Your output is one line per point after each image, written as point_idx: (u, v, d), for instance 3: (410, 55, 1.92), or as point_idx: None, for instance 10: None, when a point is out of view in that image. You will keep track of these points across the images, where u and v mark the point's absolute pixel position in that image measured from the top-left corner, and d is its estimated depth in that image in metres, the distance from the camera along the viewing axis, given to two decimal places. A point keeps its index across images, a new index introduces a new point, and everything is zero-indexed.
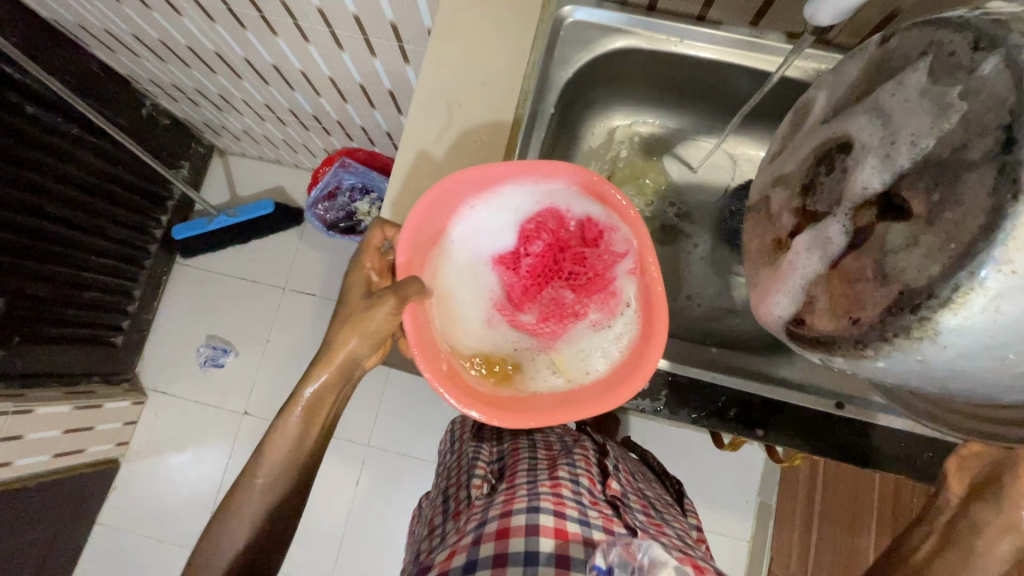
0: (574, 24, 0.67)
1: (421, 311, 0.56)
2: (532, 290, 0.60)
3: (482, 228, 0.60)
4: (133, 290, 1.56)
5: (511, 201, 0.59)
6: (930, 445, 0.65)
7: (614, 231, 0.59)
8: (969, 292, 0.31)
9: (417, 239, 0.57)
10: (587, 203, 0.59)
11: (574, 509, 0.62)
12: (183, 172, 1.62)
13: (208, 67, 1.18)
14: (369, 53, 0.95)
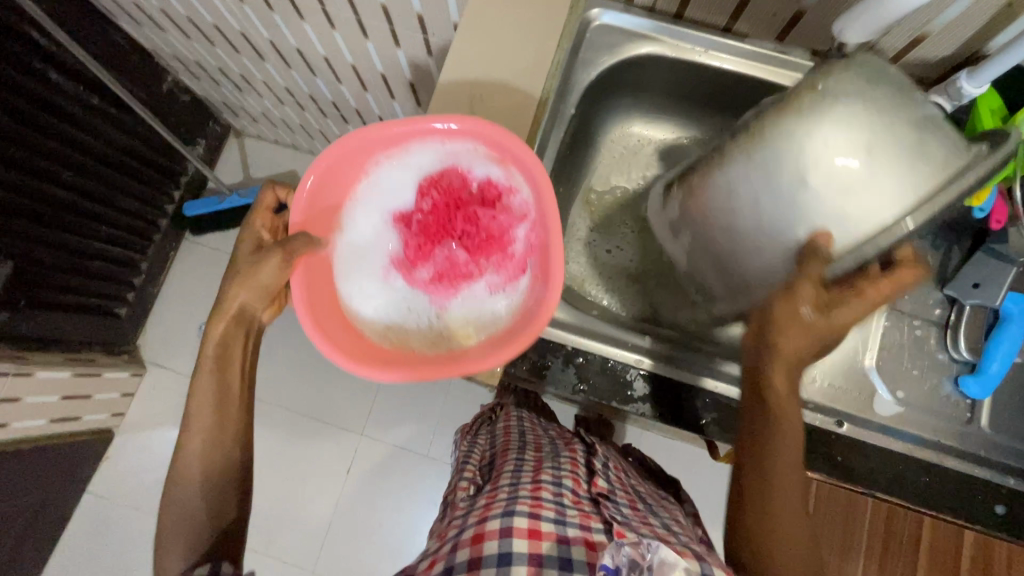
0: (600, 27, 0.68)
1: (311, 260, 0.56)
2: (427, 251, 0.57)
3: (384, 186, 0.59)
4: (140, 263, 1.57)
5: (412, 158, 0.58)
6: (929, 471, 0.66)
7: (512, 194, 0.57)
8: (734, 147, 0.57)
9: (313, 194, 0.57)
10: (486, 163, 0.57)
11: (552, 510, 0.61)
12: (199, 149, 1.63)
13: (233, 47, 1.19)
14: (393, 44, 0.95)
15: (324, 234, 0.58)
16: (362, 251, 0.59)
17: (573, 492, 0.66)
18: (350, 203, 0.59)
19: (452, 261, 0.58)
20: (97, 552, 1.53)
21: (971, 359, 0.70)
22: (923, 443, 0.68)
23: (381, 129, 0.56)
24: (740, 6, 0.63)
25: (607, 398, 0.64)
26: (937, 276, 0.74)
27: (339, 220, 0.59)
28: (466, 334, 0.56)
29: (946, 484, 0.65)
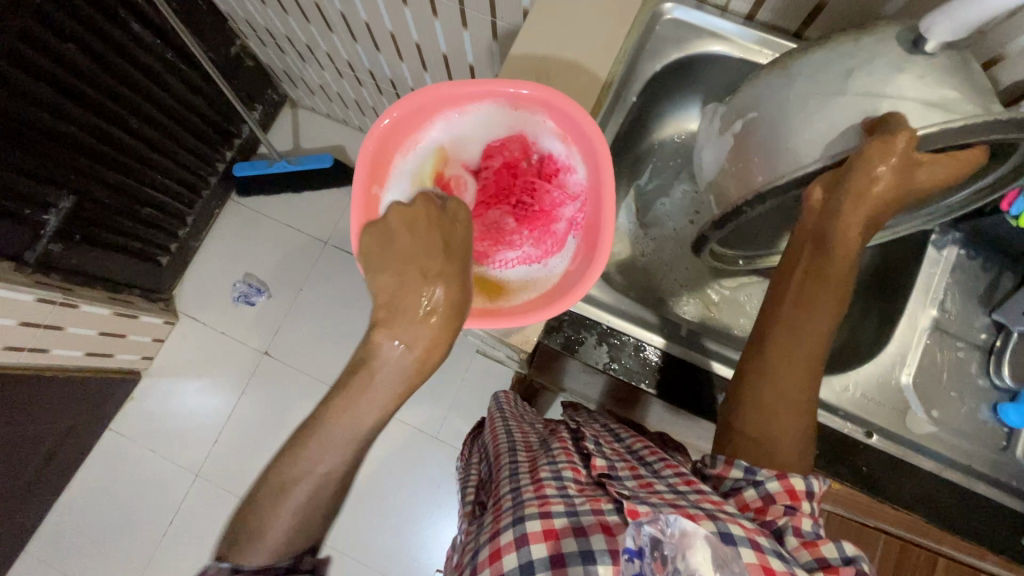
0: (671, 21, 0.69)
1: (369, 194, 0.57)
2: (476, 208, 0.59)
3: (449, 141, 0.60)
4: (187, 215, 1.63)
5: (482, 119, 0.59)
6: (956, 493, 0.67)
7: (570, 173, 0.59)
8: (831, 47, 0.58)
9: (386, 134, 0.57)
10: (554, 139, 0.59)
11: (561, 505, 0.53)
12: (256, 115, 1.69)
13: (305, 17, 1.23)
14: (461, 25, 0.98)
15: (385, 174, 0.58)
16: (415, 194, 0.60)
17: (577, 480, 0.59)
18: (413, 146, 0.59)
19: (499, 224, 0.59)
20: (111, 487, 1.58)
21: (1013, 387, 0.69)
22: (954, 465, 0.68)
23: (465, 85, 0.57)
24: (815, 10, 0.64)
25: (637, 380, 0.65)
26: (983, 301, 0.73)
27: (402, 165, 0.59)
28: (492, 295, 0.58)
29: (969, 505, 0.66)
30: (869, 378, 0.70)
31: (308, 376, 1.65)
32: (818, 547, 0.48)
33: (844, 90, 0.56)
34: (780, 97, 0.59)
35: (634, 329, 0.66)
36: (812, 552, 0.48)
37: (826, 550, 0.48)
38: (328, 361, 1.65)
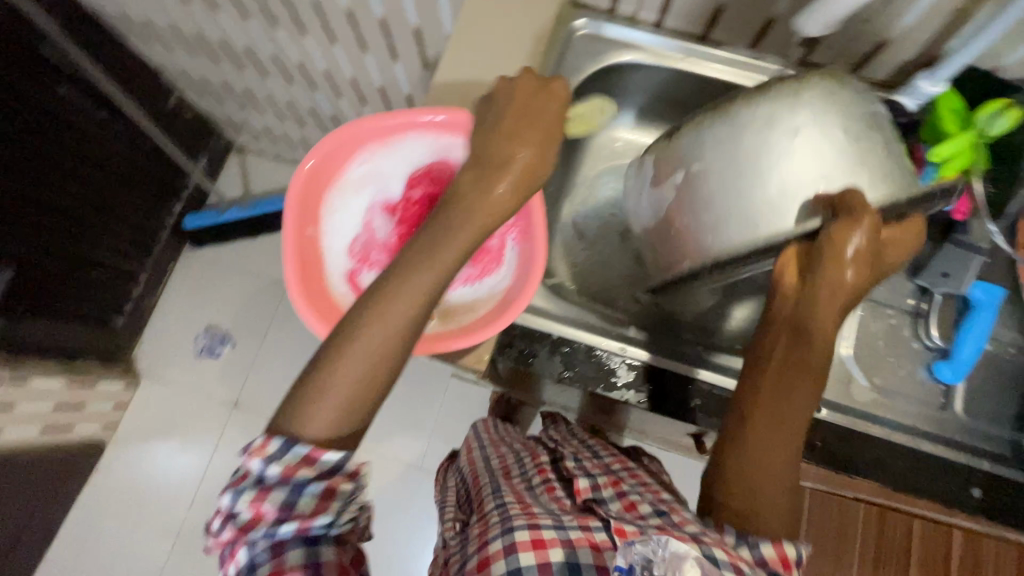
0: (585, 36, 0.71)
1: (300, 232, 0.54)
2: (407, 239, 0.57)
3: (373, 173, 0.58)
4: (139, 274, 1.59)
5: (408, 149, 0.58)
6: (914, 458, 0.65)
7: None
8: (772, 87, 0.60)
9: (308, 175, 0.55)
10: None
11: (549, 520, 0.56)
12: (201, 165, 1.67)
13: (238, 64, 1.24)
14: (390, 58, 1.00)
15: (311, 215, 0.56)
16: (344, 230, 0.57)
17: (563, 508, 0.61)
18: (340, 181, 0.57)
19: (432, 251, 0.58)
20: (84, 567, 1.50)
21: (944, 346, 0.73)
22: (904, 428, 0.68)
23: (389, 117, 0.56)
24: (715, 14, 0.68)
25: (590, 386, 0.64)
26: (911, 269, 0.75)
27: (327, 203, 0.57)
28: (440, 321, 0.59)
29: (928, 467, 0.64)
30: None
31: None
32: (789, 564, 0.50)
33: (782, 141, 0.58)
34: (720, 149, 0.60)
35: (584, 336, 0.64)
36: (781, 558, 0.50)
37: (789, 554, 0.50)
38: None
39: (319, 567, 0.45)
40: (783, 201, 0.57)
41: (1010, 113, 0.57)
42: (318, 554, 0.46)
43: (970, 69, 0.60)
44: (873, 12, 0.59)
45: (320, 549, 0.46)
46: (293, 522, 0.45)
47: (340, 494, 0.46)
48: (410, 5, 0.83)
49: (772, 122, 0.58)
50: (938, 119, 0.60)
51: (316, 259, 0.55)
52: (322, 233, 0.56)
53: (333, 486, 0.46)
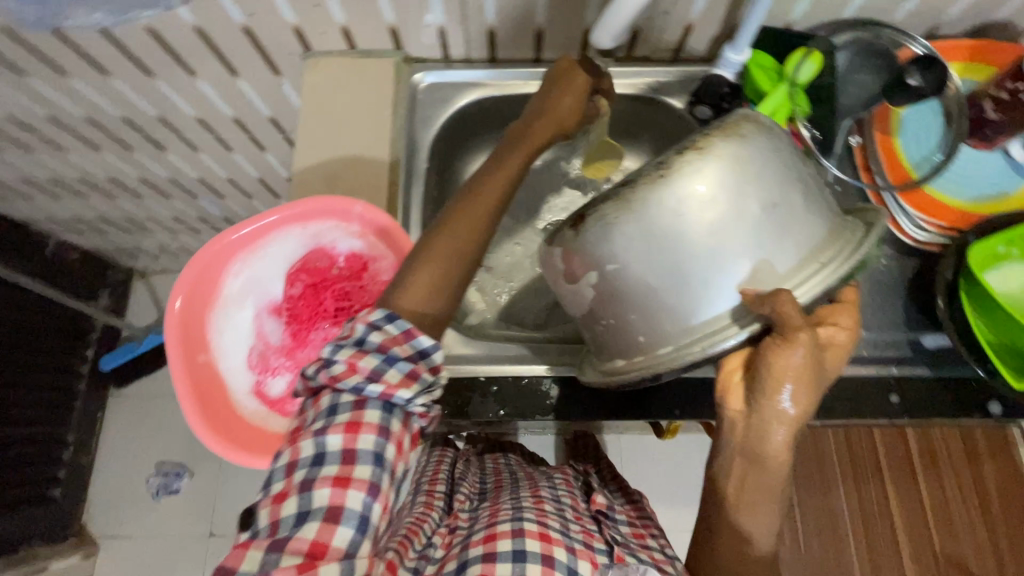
0: (428, 88, 0.74)
1: (190, 363, 0.53)
2: (301, 335, 0.56)
3: (252, 281, 0.56)
4: (66, 435, 1.47)
5: (277, 246, 0.57)
6: (850, 384, 0.61)
7: (379, 262, 0.56)
8: (685, 154, 0.47)
9: (182, 306, 0.53)
10: (352, 237, 0.56)
11: (558, 522, 0.55)
12: (104, 302, 1.58)
13: (107, 194, 1.19)
14: (259, 149, 0.99)
15: (198, 344, 0.54)
16: (238, 344, 0.55)
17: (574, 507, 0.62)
18: (219, 298, 0.55)
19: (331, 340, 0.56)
20: None
21: None
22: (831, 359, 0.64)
23: (245, 223, 0.55)
24: (539, 40, 0.70)
25: (526, 418, 0.62)
26: None
27: (213, 326, 0.55)
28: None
29: (865, 390, 0.61)
30: None
31: None
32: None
33: (713, 229, 0.47)
34: (626, 247, 0.48)
35: (505, 365, 0.64)
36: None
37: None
38: None
39: (391, 437, 0.39)
40: (701, 296, 0.48)
41: (812, 59, 0.63)
42: (393, 429, 0.40)
43: (769, 29, 0.65)
44: (669, 5, 0.63)
45: (395, 419, 0.40)
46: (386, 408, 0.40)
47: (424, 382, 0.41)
48: (256, 99, 0.83)
49: (676, 210, 0.46)
50: (753, 81, 0.65)
51: (215, 385, 0.53)
52: (216, 358, 0.54)
53: (417, 370, 0.41)
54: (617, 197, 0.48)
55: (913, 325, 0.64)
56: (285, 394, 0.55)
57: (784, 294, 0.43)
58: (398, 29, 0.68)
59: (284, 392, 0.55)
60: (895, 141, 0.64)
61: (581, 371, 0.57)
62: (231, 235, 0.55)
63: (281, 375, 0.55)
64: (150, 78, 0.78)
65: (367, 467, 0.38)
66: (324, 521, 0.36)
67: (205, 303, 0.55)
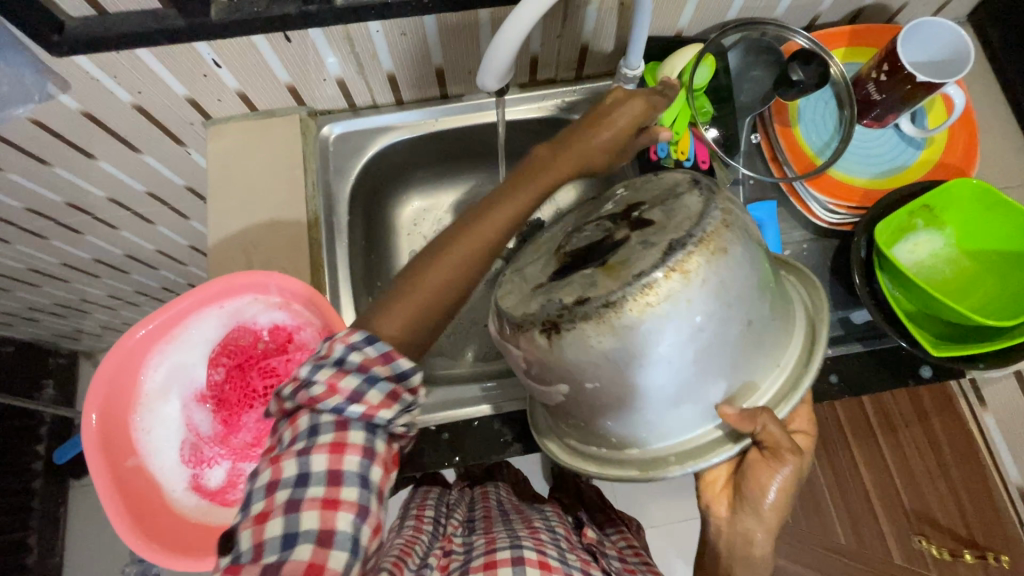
0: (338, 138, 0.73)
1: (118, 470, 0.50)
2: (232, 419, 0.53)
3: (172, 372, 0.54)
4: (27, 538, 1.37)
5: (194, 331, 0.55)
6: None
7: (302, 330, 0.55)
8: (651, 276, 0.38)
9: (101, 414, 0.51)
10: (273, 309, 0.55)
11: (554, 550, 0.55)
12: (49, 391, 1.50)
13: (31, 284, 1.13)
14: (182, 216, 0.96)
15: (124, 449, 0.51)
16: (166, 439, 0.53)
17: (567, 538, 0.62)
18: (140, 395, 0.53)
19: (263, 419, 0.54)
20: None
21: None
22: None
23: (154, 313, 0.52)
24: (441, 78, 0.70)
25: (481, 458, 0.61)
26: None
27: (138, 426, 0.52)
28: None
29: None
30: None
31: None
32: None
33: (691, 356, 0.40)
34: (609, 371, 0.41)
35: (457, 409, 0.63)
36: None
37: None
38: None
39: (353, 451, 0.41)
40: (675, 419, 0.43)
41: (706, 62, 0.64)
42: (377, 449, 0.42)
43: (659, 40, 0.67)
44: (559, 30, 0.64)
45: (359, 434, 0.41)
46: (358, 425, 0.41)
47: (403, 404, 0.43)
48: (166, 170, 0.80)
49: (664, 334, 0.39)
50: None
51: (148, 488, 0.51)
52: (146, 459, 0.52)
53: (398, 391, 0.43)
54: (581, 317, 0.39)
55: (842, 304, 0.66)
56: (225, 484, 0.52)
57: (766, 413, 0.42)
58: (296, 86, 0.67)
59: (223, 483, 0.52)
60: (796, 131, 0.66)
61: (540, 437, 0.54)
62: (142, 327, 0.52)
63: (219, 464, 0.53)
64: (47, 166, 0.74)
65: (315, 486, 0.39)
66: (317, 547, 0.38)
67: (125, 403, 0.52)
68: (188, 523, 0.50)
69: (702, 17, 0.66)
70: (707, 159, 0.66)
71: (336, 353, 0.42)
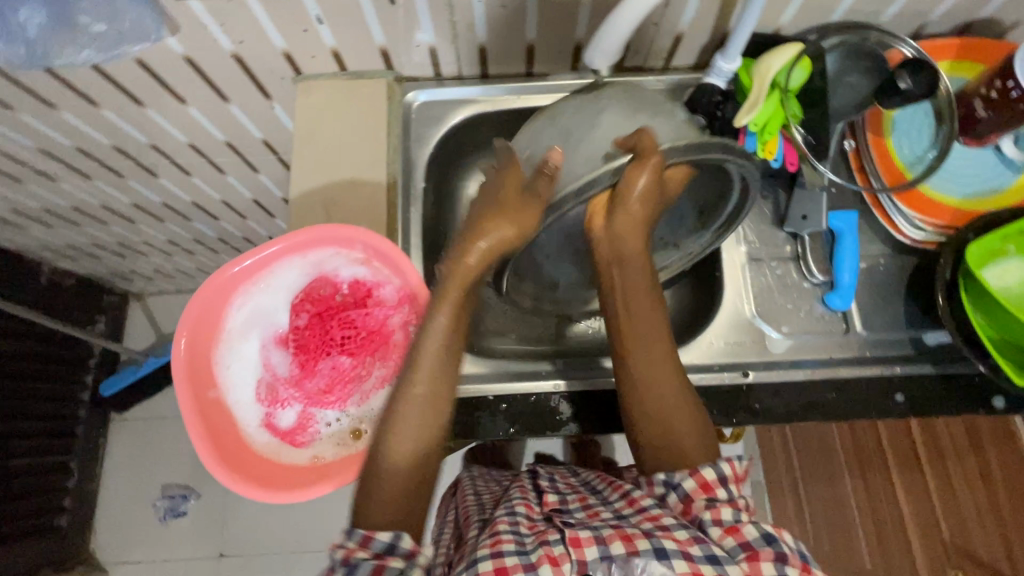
0: (421, 106, 0.75)
1: (202, 400, 0.53)
2: (308, 365, 0.55)
3: (254, 314, 0.56)
4: (68, 463, 1.44)
5: (281, 277, 0.56)
6: (856, 383, 0.62)
7: (382, 287, 0.56)
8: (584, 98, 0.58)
9: (189, 346, 0.53)
10: (355, 264, 0.56)
11: (513, 542, 0.52)
12: (100, 327, 1.56)
13: (100, 220, 1.17)
14: (252, 170, 0.98)
15: (206, 380, 0.54)
16: (245, 377, 0.55)
17: (528, 516, 0.58)
18: (224, 332, 0.55)
19: (338, 368, 0.56)
20: None
21: (828, 277, 0.66)
22: (836, 360, 0.64)
23: (247, 255, 0.54)
24: (529, 54, 0.71)
25: (538, 434, 0.63)
26: (774, 218, 0.69)
27: (220, 361, 0.55)
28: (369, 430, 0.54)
29: (869, 387, 0.62)
30: (722, 322, 0.66)
31: (277, 554, 1.46)
32: (741, 533, 0.49)
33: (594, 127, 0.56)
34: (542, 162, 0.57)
35: (516, 384, 0.64)
36: (714, 517, 0.50)
37: (747, 534, 0.49)
38: (291, 528, 1.47)
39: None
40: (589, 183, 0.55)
41: (802, 64, 0.63)
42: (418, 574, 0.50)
43: (757, 36, 0.66)
44: (658, 18, 0.63)
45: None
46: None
47: (393, 570, 0.46)
48: (247, 122, 0.82)
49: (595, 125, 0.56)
50: (743, 87, 0.65)
51: (226, 420, 0.53)
52: (225, 393, 0.54)
53: (384, 562, 0.46)
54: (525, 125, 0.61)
55: (916, 322, 0.65)
56: (296, 425, 0.55)
57: (645, 132, 0.52)
58: (388, 50, 0.68)
59: (295, 423, 0.55)
60: (888, 142, 0.64)
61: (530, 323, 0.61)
62: (233, 270, 0.54)
63: (291, 406, 0.55)
64: (140, 106, 0.77)
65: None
66: None
67: (211, 337, 0.55)
68: (261, 457, 0.53)
69: (805, 16, 0.64)
70: (796, 161, 0.66)
71: (338, 554, 0.47)
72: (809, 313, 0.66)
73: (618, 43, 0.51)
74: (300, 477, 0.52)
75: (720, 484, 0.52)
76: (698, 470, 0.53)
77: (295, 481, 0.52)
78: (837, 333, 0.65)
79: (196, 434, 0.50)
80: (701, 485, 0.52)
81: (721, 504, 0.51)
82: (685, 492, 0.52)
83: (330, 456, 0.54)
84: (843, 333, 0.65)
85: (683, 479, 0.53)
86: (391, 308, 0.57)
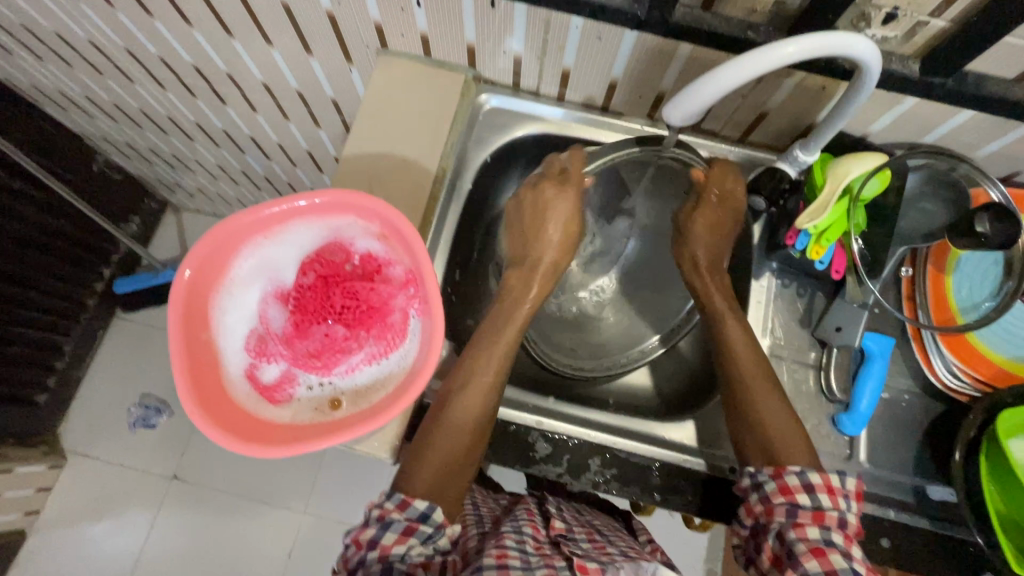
0: (490, 109, 0.75)
1: (191, 336, 0.52)
2: (300, 324, 0.54)
3: (264, 265, 0.55)
4: (63, 346, 1.46)
5: (295, 232, 0.56)
6: None
7: (392, 266, 0.56)
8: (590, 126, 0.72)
9: (189, 288, 0.52)
10: (371, 237, 0.56)
11: (518, 560, 0.56)
12: (132, 227, 1.60)
13: (161, 130, 1.20)
14: (314, 123, 0.99)
15: (201, 322, 0.53)
16: (241, 323, 0.55)
17: (535, 538, 0.63)
18: (231, 273, 0.55)
19: (331, 336, 0.54)
20: None
21: (845, 397, 0.62)
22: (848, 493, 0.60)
23: (269, 206, 0.54)
24: (610, 91, 0.70)
25: (507, 464, 0.61)
26: (805, 320, 0.66)
27: (218, 304, 0.54)
28: (350, 404, 0.53)
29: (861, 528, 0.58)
30: None
31: (225, 492, 1.46)
32: (829, 559, 0.49)
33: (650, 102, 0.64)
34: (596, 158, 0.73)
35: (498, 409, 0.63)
36: (799, 536, 0.51)
37: (835, 563, 0.49)
38: (245, 472, 1.47)
39: None
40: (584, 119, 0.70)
41: (880, 176, 0.59)
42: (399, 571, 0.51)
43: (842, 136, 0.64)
44: (747, 92, 0.61)
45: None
46: (394, 566, 0.50)
47: (421, 535, 0.52)
48: (324, 79, 0.83)
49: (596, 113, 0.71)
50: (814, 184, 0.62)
51: (212, 364, 0.53)
52: (217, 336, 0.54)
53: (415, 526, 0.52)
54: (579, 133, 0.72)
55: (921, 471, 0.61)
56: (278, 382, 0.54)
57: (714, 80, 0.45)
58: (475, 48, 0.68)
59: (277, 380, 0.54)
60: (947, 281, 0.62)
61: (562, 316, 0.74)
62: (252, 217, 0.54)
63: (277, 362, 0.54)
64: (228, 36, 0.78)
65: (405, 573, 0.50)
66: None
67: (214, 278, 0.54)
68: (233, 409, 0.52)
69: (896, 130, 0.62)
70: (842, 269, 0.64)
71: (374, 511, 0.53)
72: (815, 429, 0.63)
73: (742, 68, 0.44)
74: (268, 436, 0.51)
75: (803, 491, 0.52)
76: (783, 474, 0.53)
77: (264, 438, 0.51)
78: (838, 457, 0.62)
79: (181, 373, 0.50)
80: (781, 489, 0.53)
81: (804, 514, 0.52)
82: (766, 492, 0.54)
83: (304, 423, 0.53)
84: (845, 459, 0.62)
85: (766, 480, 0.54)
86: (396, 286, 0.55)
